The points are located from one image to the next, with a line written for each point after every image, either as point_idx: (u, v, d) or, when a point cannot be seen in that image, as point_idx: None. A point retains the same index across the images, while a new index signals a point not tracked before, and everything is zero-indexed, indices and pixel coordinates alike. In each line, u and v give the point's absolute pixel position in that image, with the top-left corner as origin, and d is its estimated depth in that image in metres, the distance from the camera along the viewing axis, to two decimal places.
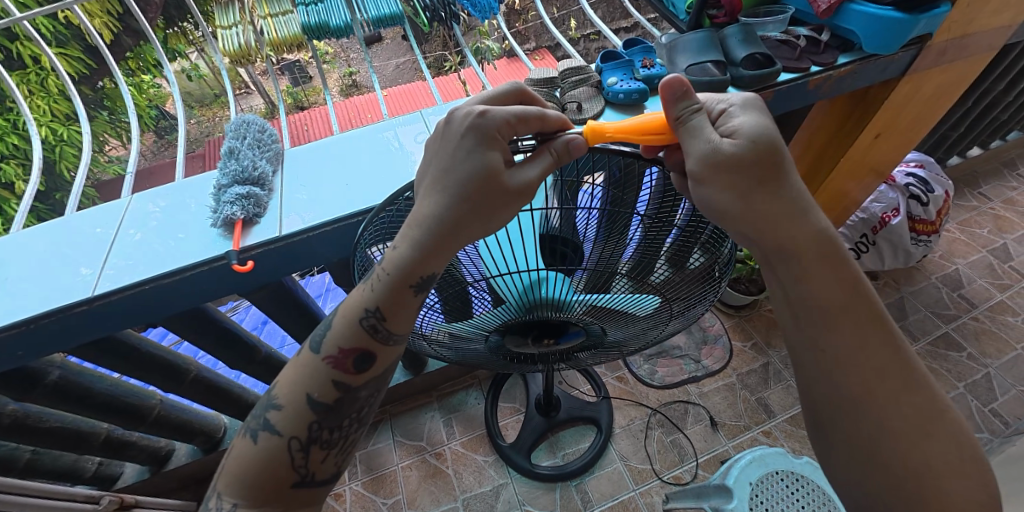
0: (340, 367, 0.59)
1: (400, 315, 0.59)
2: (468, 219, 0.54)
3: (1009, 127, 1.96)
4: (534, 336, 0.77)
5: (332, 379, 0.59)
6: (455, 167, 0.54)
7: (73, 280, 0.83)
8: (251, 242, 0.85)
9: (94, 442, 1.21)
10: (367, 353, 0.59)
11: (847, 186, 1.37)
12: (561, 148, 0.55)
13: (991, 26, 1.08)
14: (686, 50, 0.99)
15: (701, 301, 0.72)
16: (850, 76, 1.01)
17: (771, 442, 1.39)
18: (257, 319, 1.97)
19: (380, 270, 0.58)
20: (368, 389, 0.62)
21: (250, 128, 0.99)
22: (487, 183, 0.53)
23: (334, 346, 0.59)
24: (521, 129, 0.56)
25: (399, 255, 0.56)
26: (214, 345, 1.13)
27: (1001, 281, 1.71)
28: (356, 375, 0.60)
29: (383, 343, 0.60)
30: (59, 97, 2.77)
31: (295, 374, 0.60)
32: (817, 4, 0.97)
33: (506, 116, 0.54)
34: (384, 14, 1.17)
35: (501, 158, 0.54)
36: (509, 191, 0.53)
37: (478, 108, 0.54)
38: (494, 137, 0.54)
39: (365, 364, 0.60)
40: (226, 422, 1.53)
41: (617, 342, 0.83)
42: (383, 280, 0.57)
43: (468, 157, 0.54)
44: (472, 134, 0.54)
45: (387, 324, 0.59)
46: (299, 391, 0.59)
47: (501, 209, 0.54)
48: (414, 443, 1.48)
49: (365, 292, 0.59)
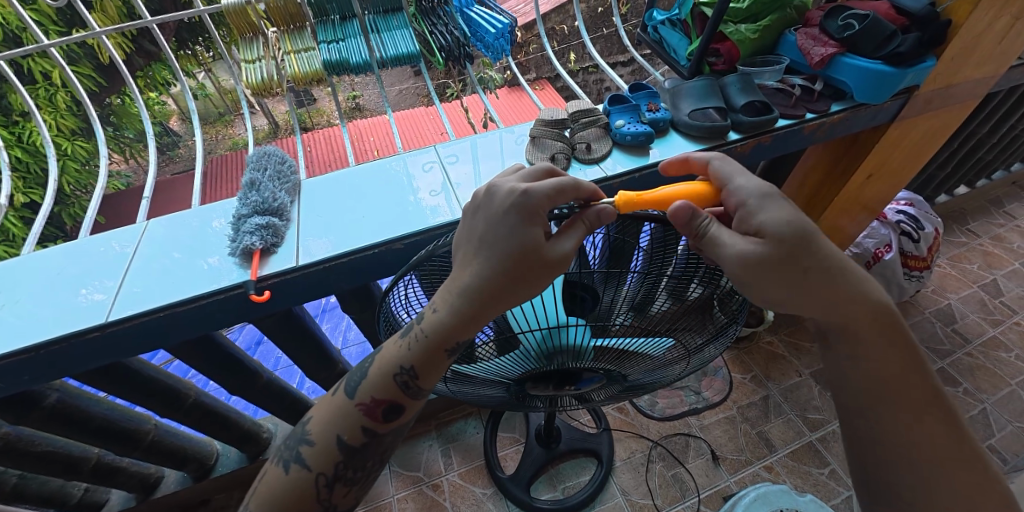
0: (370, 415, 0.61)
1: (433, 373, 0.61)
2: (506, 287, 0.57)
3: (993, 167, 2.05)
4: (552, 383, 0.79)
5: (361, 424, 0.61)
6: (499, 239, 0.57)
7: (86, 304, 0.84)
8: (268, 272, 0.87)
9: (84, 467, 1.18)
10: (396, 405, 0.62)
11: (841, 222, 1.42)
12: (593, 219, 0.57)
13: (974, 78, 1.15)
14: (689, 96, 1.05)
15: (720, 340, 0.73)
16: (842, 123, 1.06)
17: (773, 478, 1.39)
18: (251, 339, 1.96)
19: (418, 329, 0.61)
20: (393, 433, 0.64)
21: (271, 160, 1.02)
22: (530, 257, 0.56)
23: (367, 395, 0.61)
24: (559, 202, 0.59)
25: (439, 319, 0.59)
26: (217, 371, 1.12)
27: (993, 316, 1.75)
28: (383, 423, 0.62)
29: (412, 397, 0.63)
30: (67, 112, 2.79)
31: (323, 419, 0.62)
32: (810, 55, 1.03)
33: (547, 190, 0.58)
34: (402, 53, 1.24)
35: (542, 233, 0.58)
36: (546, 265, 0.56)
37: (521, 187, 0.58)
38: (536, 210, 0.57)
39: (393, 415, 0.62)
40: (219, 448, 1.50)
41: (639, 382, 0.84)
42: (421, 340, 0.60)
43: (512, 233, 0.57)
44: (515, 208, 0.57)
45: (419, 381, 0.62)
46: (330, 430, 0.61)
47: (540, 280, 0.57)
48: (411, 474, 1.46)
49: (401, 350, 0.61)
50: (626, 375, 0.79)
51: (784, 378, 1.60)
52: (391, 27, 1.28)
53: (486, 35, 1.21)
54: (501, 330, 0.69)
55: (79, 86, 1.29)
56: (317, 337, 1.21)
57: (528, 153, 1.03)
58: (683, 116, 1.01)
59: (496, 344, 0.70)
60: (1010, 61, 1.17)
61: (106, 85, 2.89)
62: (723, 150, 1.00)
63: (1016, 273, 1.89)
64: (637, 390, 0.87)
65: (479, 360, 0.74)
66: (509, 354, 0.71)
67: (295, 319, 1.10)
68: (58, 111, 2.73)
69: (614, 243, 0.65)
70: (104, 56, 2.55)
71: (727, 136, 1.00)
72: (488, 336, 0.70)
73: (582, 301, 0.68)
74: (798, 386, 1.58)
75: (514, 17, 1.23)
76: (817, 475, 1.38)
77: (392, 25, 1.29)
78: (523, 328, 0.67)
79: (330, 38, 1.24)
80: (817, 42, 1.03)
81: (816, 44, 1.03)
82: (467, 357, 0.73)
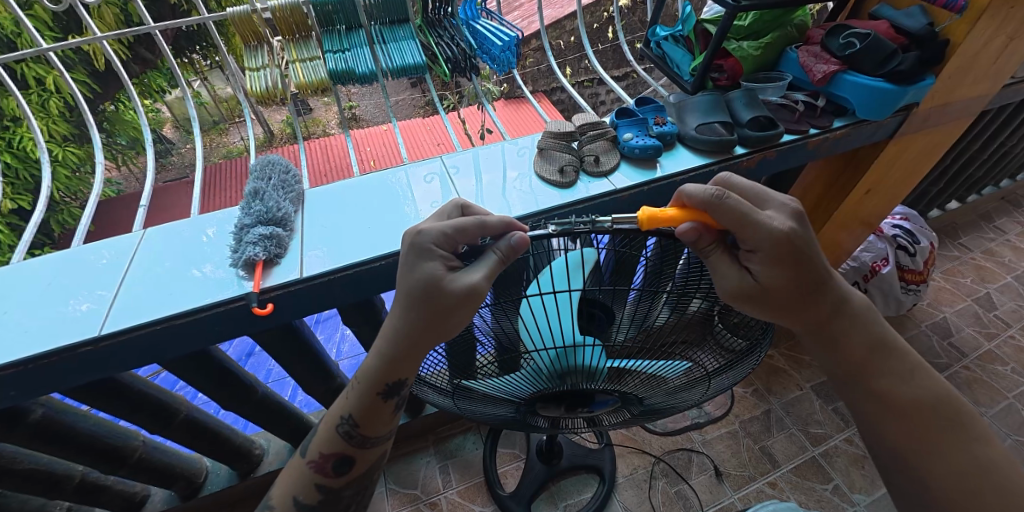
0: (321, 471, 0.69)
1: (371, 420, 0.67)
2: (418, 332, 0.60)
3: (982, 182, 2.09)
4: (565, 405, 0.78)
5: (315, 482, 0.69)
6: (402, 285, 0.61)
7: (78, 317, 0.81)
8: (271, 284, 0.85)
9: (68, 486, 1.12)
10: (346, 456, 0.68)
11: (841, 236, 1.43)
12: (505, 248, 0.56)
13: (970, 96, 1.17)
14: (694, 110, 1.06)
15: (745, 358, 0.72)
16: (844, 139, 1.08)
17: (777, 494, 1.37)
18: (243, 350, 1.92)
19: (354, 381, 0.67)
20: (352, 487, 0.71)
21: (274, 169, 1.01)
22: (427, 295, 0.58)
23: (316, 452, 0.69)
24: (461, 238, 0.61)
25: (367, 367, 0.65)
26: (211, 386, 1.09)
27: (988, 330, 1.77)
28: (335, 477, 0.69)
29: (359, 446, 0.69)
30: (60, 119, 2.76)
31: (286, 479, 0.70)
32: (813, 73, 1.05)
33: (442, 230, 0.60)
34: (408, 64, 1.23)
35: (442, 268, 0.59)
36: (448, 300, 0.57)
37: (415, 228, 0.61)
38: (430, 251, 0.60)
39: (343, 467, 0.69)
40: (209, 465, 1.45)
41: (655, 406, 0.82)
42: (354, 390, 0.66)
43: (410, 279, 0.60)
44: (408, 251, 0.60)
45: (359, 430, 0.68)
46: (287, 493, 0.69)
47: (446, 314, 0.58)
48: (408, 492, 1.43)
49: (342, 401, 0.68)
50: (642, 397, 0.78)
51: (786, 392, 1.60)
52: (398, 38, 1.29)
53: (493, 48, 1.22)
54: (504, 348, 0.68)
55: (75, 90, 1.26)
56: (316, 351, 1.18)
57: (536, 164, 1.03)
58: (690, 131, 1.02)
59: (496, 359, 0.69)
60: (1004, 80, 1.20)
61: (101, 92, 2.87)
62: (729, 164, 1.01)
63: (1008, 288, 1.92)
64: (652, 414, 0.85)
65: (483, 378, 0.72)
66: (516, 373, 0.70)
67: (293, 333, 1.08)
68: (51, 117, 2.69)
69: (619, 258, 0.60)
70: (101, 61, 2.53)
71: (733, 151, 1.02)
72: (490, 350, 0.68)
73: (596, 321, 0.66)
74: (799, 400, 1.58)
75: (520, 31, 1.24)
76: (822, 491, 1.37)
77: (397, 37, 1.29)
78: (534, 347, 0.65)
79: (335, 47, 1.24)
80: (819, 60, 1.05)
81: (818, 61, 1.05)
82: (470, 372, 0.72)
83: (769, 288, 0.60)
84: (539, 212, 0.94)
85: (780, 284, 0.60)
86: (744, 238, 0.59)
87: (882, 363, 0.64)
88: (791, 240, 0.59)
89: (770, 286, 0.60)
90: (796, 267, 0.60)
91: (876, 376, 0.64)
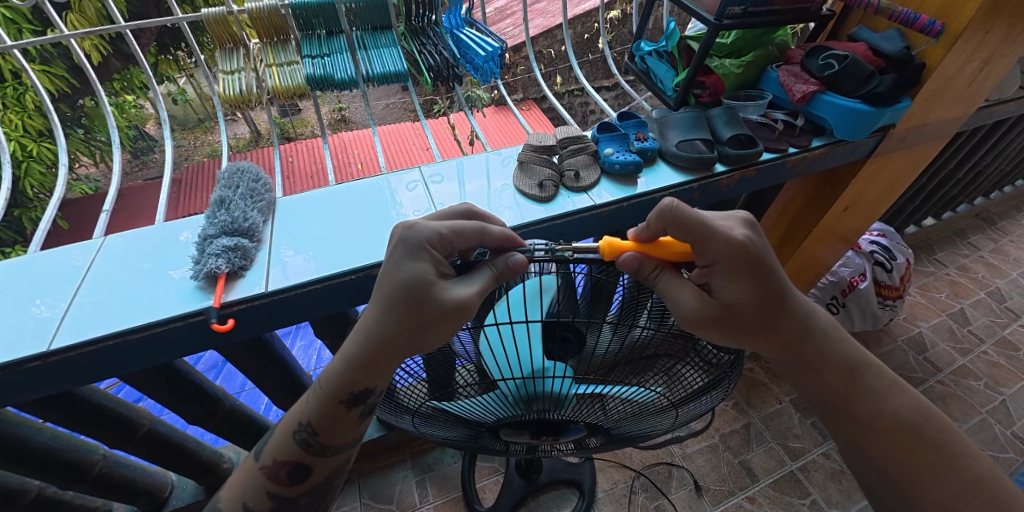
0: (273, 479, 0.66)
1: (330, 431, 0.64)
2: (396, 339, 0.58)
3: (958, 200, 2.15)
4: (534, 432, 0.78)
5: (267, 490, 0.66)
6: (389, 279, 0.58)
7: (29, 329, 0.77)
8: (233, 298, 0.81)
9: (23, 502, 1.07)
10: (302, 464, 0.66)
11: (819, 251, 1.44)
12: (501, 267, 0.57)
13: (945, 118, 1.19)
14: (676, 127, 1.06)
15: (726, 379, 0.68)
16: (823, 158, 1.10)
17: (756, 509, 1.37)
18: (216, 359, 1.85)
19: (317, 386, 0.64)
20: (309, 496, 0.68)
21: (243, 177, 0.97)
22: (412, 300, 0.57)
23: (270, 458, 0.66)
24: (454, 240, 0.61)
25: (334, 372, 0.62)
26: (178, 401, 1.05)
27: (962, 345, 1.80)
28: (290, 486, 0.66)
29: (317, 455, 0.66)
30: (34, 113, 2.65)
31: (238, 480, 0.68)
32: (794, 92, 1.06)
33: (439, 229, 0.60)
34: (390, 71, 1.22)
35: (432, 272, 0.58)
36: (437, 308, 0.56)
37: (408, 222, 0.60)
38: (422, 250, 0.59)
39: (297, 476, 0.66)
40: (175, 480, 1.40)
41: (626, 433, 0.79)
42: (318, 396, 0.64)
43: (401, 274, 0.58)
44: (401, 248, 0.59)
45: (318, 438, 0.65)
46: (237, 498, 0.66)
47: (431, 325, 0.57)
48: (383, 507, 1.40)
49: (302, 407, 0.66)
50: (611, 426, 0.76)
51: (765, 405, 1.60)
52: (379, 45, 1.27)
53: (476, 58, 1.22)
54: (484, 369, 0.67)
55: (39, 89, 1.20)
56: (289, 363, 1.15)
57: (516, 178, 1.03)
58: (671, 147, 1.03)
59: (476, 376, 0.68)
60: (977, 103, 1.23)
61: (79, 87, 2.79)
62: (709, 182, 1.02)
63: (981, 303, 1.96)
64: (626, 442, 0.82)
65: (457, 400, 0.70)
66: (490, 395, 0.68)
67: (266, 346, 1.05)
68: (25, 112, 2.61)
69: (593, 283, 0.62)
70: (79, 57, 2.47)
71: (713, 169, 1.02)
72: (468, 362, 0.68)
73: (567, 344, 0.65)
74: (778, 413, 1.58)
75: (503, 41, 1.24)
76: (799, 505, 1.38)
77: (380, 43, 1.27)
78: (502, 377, 0.64)
79: (315, 52, 1.22)
80: (799, 80, 1.06)
81: (798, 81, 1.06)
82: (445, 393, 0.70)
83: (731, 306, 0.60)
84: (518, 226, 0.92)
85: (743, 303, 0.61)
86: (706, 245, 0.60)
87: (857, 381, 0.64)
88: (748, 250, 0.60)
89: (732, 296, 0.60)
90: (751, 278, 0.61)
91: (850, 395, 0.64)
